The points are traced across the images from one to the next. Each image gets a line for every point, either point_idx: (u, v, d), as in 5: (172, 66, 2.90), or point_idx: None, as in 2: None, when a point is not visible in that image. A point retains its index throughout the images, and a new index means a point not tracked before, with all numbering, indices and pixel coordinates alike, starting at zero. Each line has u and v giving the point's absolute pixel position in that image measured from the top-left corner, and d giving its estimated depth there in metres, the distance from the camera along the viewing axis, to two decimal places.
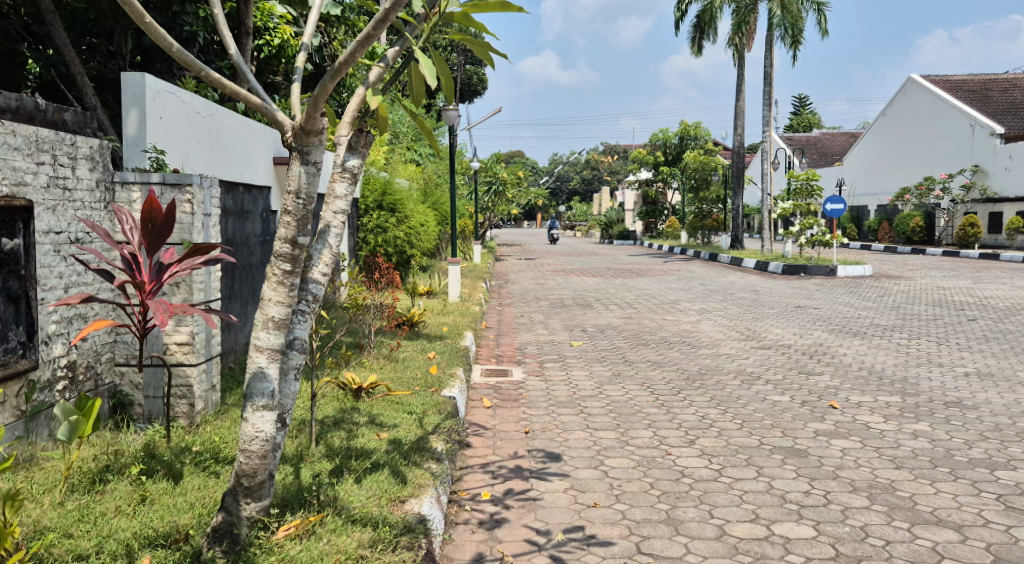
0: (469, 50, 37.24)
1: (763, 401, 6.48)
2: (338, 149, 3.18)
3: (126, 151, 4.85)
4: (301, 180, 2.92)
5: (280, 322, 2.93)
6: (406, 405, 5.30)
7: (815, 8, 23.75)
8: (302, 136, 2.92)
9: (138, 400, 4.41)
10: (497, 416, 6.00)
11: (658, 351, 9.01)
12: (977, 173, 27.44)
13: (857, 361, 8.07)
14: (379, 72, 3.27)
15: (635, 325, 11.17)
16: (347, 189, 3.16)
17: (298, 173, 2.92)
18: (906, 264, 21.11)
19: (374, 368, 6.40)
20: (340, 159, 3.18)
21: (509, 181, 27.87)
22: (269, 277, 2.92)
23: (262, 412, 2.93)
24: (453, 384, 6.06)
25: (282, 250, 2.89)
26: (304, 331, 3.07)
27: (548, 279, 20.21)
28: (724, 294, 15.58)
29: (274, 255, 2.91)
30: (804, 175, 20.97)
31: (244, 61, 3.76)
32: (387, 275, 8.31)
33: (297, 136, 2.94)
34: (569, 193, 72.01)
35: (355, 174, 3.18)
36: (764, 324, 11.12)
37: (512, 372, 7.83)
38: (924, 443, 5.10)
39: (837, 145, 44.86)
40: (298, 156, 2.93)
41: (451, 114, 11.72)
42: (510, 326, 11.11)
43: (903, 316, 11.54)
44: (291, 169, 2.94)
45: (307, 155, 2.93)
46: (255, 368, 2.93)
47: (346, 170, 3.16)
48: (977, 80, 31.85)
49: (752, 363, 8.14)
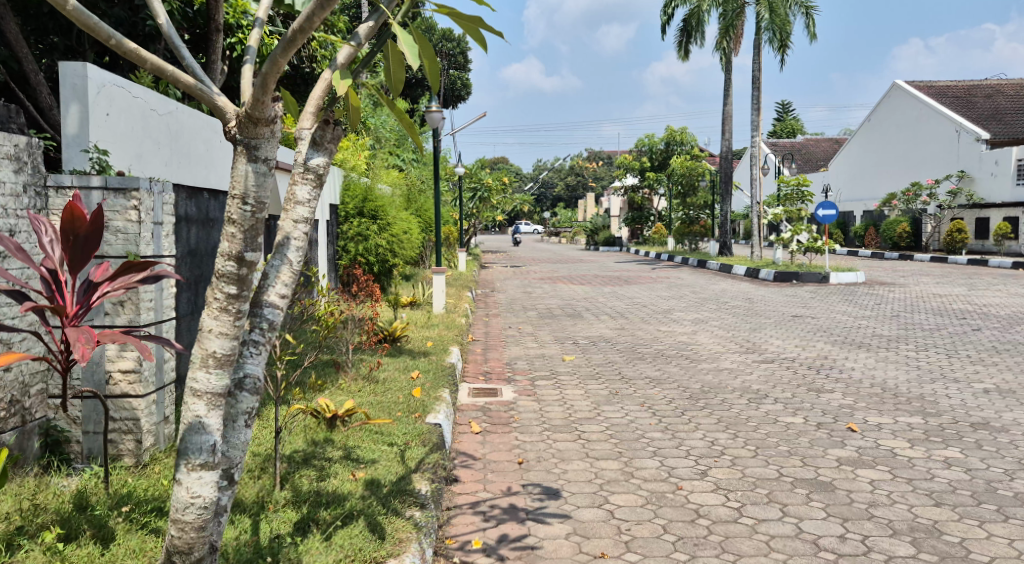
0: (452, 55, 36.76)
1: (774, 423, 5.95)
2: (300, 145, 2.64)
3: (65, 151, 4.36)
4: (248, 182, 2.44)
5: (223, 359, 2.46)
6: (387, 435, 4.78)
7: (803, 11, 23.39)
8: (248, 126, 2.43)
9: (76, 437, 3.90)
10: (487, 445, 5.47)
11: (654, 367, 8.47)
12: (963, 178, 27.15)
13: (868, 377, 7.56)
14: (349, 51, 2.72)
15: (628, 338, 10.65)
16: (310, 193, 2.63)
17: (245, 172, 2.44)
18: (897, 270, 20.69)
19: (352, 391, 5.86)
20: (302, 158, 2.64)
21: (494, 188, 27.36)
22: (210, 302, 2.46)
23: (199, 472, 2.46)
24: (439, 409, 5.54)
25: (225, 269, 2.44)
26: (257, 367, 2.56)
27: (535, 287, 19.70)
28: (717, 303, 15.08)
29: (217, 276, 2.44)
30: (794, 181, 20.57)
31: (168, 27, 2.94)
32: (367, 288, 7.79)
33: (241, 127, 2.44)
34: (553, 200, 71.64)
35: (320, 174, 2.63)
36: (762, 335, 10.62)
37: (502, 392, 7.28)
38: (961, 474, 4.59)
39: (822, 150, 44.66)
40: (244, 151, 2.44)
41: (434, 116, 11.17)
42: (498, 339, 10.56)
43: (905, 326, 11.05)
44: (236, 168, 2.45)
45: (256, 150, 2.44)
46: (192, 419, 2.45)
47: (309, 169, 2.61)
48: (962, 85, 31.63)
49: (756, 379, 7.63)
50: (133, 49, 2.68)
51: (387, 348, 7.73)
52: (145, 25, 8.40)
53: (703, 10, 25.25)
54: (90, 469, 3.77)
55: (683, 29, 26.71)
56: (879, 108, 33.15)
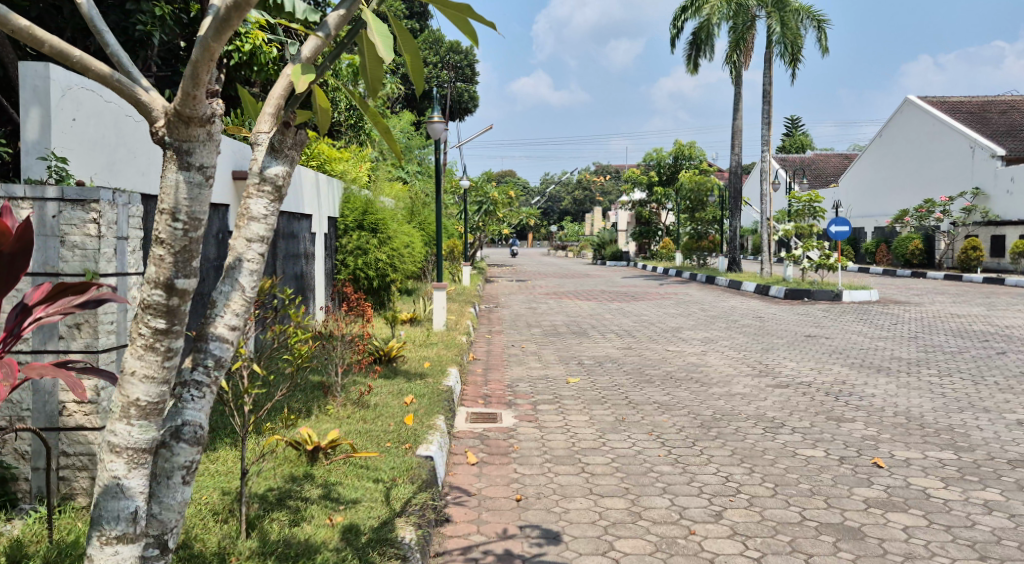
0: (460, 67, 36.53)
1: (793, 456, 5.53)
2: (257, 151, 2.62)
3: (23, 159, 4.00)
4: (179, 194, 2.43)
5: (149, 406, 2.49)
6: (373, 470, 4.43)
7: (815, 24, 23.02)
8: (181, 128, 2.42)
9: (25, 474, 3.63)
10: (483, 479, 5.10)
11: (663, 390, 8.07)
12: (977, 195, 26.69)
13: (890, 404, 7.13)
14: (317, 43, 2.39)
15: (635, 358, 10.24)
16: (265, 204, 2.61)
17: (175, 180, 2.44)
18: (911, 289, 20.22)
19: (340, 419, 5.51)
20: (259, 165, 2.63)
21: (500, 201, 27.00)
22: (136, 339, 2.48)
23: (114, 546, 2.49)
24: (431, 440, 5.17)
25: (154, 300, 2.46)
26: (199, 412, 2.58)
27: (540, 302, 19.30)
28: (727, 321, 14.66)
29: (145, 309, 2.47)
30: (807, 197, 20.14)
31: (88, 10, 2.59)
32: (360, 307, 7.44)
33: (173, 128, 2.43)
34: (561, 214, 71.40)
35: (275, 182, 2.62)
36: (775, 357, 10.20)
37: (501, 417, 6.90)
38: (1003, 521, 4.17)
39: (832, 166, 44.22)
40: (175, 155, 2.44)
41: (436, 127, 10.79)
42: (501, 358, 10.17)
43: (925, 348, 10.60)
44: (167, 174, 2.45)
45: (189, 156, 2.44)
46: (108, 482, 2.49)
47: (265, 178, 2.60)
48: (976, 101, 31.22)
49: (770, 405, 7.22)
50: (36, 35, 2.41)
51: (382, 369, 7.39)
52: (134, 31, 8.13)
53: (713, 23, 24.89)
54: (37, 510, 3.49)
55: (693, 42, 26.36)
56: (891, 123, 32.75)
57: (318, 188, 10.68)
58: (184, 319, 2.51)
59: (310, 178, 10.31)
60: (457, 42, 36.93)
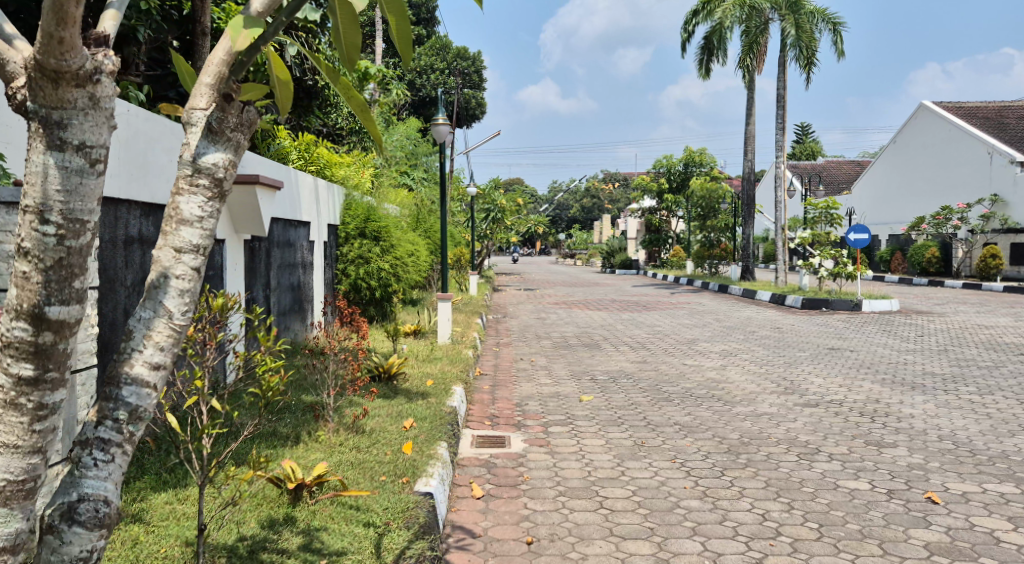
0: (467, 74, 36.06)
1: (835, 490, 4.98)
2: (193, 135, 2.54)
3: None
4: (55, 182, 2.29)
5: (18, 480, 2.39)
6: (364, 513, 3.89)
7: (831, 27, 22.41)
8: (54, 96, 2.27)
9: None
10: (489, 518, 4.57)
11: (684, 410, 7.51)
12: (996, 203, 26.05)
13: (932, 427, 6.56)
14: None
15: (650, 374, 9.67)
16: (197, 206, 2.51)
17: (42, 162, 2.29)
18: (931, 298, 19.58)
19: (332, 448, 4.98)
20: (192, 151, 2.53)
21: (508, 209, 26.40)
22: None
23: None
24: (431, 472, 4.64)
25: (24, 344, 2.33)
26: (103, 484, 2.47)
27: (549, 313, 18.72)
28: (744, 333, 14.07)
29: (15, 356, 2.34)
30: (823, 203, 19.52)
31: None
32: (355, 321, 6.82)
33: (46, 95, 2.27)
34: (568, 222, 70.86)
35: (212, 174, 2.53)
36: (800, 372, 9.61)
37: (510, 441, 6.36)
38: None
39: (844, 173, 43.59)
40: (52, 131, 2.29)
41: (442, 129, 10.23)
42: (509, 374, 9.61)
43: (959, 363, 10.00)
44: (34, 157, 2.30)
45: (67, 127, 2.30)
46: None
47: (201, 168, 2.51)
48: (993, 106, 30.61)
49: (800, 427, 6.65)
50: None
51: (381, 390, 6.84)
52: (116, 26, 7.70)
53: (725, 26, 24.31)
54: None
55: (704, 46, 25.82)
56: (907, 128, 32.11)
57: (317, 194, 10.16)
58: (57, 363, 2.39)
59: (310, 184, 9.77)
60: (465, 48, 36.52)
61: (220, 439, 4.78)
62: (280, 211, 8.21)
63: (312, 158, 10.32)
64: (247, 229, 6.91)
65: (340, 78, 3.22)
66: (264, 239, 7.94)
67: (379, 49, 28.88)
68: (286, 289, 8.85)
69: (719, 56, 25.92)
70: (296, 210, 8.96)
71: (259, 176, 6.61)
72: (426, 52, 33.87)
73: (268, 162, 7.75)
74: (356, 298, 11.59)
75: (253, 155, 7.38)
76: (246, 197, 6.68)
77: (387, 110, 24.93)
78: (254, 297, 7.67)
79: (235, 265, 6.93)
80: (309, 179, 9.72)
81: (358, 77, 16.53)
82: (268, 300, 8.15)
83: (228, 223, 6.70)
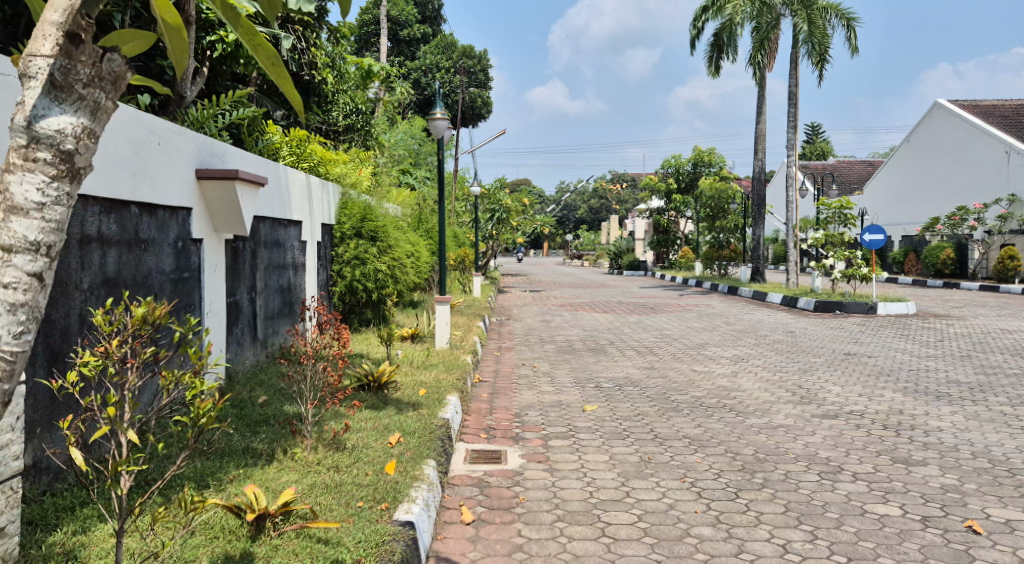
0: (472, 72, 35.63)
1: (863, 515, 4.53)
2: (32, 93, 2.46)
3: None
4: None
5: None
6: (334, 548, 3.45)
7: (844, 23, 21.90)
8: None
9: None
10: (480, 547, 4.14)
11: (694, 422, 7.03)
12: (1013, 203, 25.49)
13: (962, 443, 6.07)
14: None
15: (658, 382, 9.19)
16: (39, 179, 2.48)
17: None
18: (948, 301, 19.05)
19: (308, 469, 4.54)
20: (29, 112, 2.46)
21: (513, 209, 25.95)
22: None
23: None
24: (415, 496, 4.20)
25: None
26: None
27: (554, 315, 18.26)
28: (756, 337, 13.60)
29: None
30: (837, 203, 18.96)
31: None
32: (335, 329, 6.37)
33: None
34: (576, 222, 70.37)
35: (54, 141, 2.49)
36: (816, 379, 9.11)
37: (507, 456, 5.90)
38: None
39: (856, 173, 43.00)
40: None
41: (440, 124, 9.78)
42: (509, 381, 9.17)
43: (983, 370, 9.49)
44: None
45: None
46: None
47: (44, 134, 2.48)
48: (1009, 105, 30.04)
49: (819, 441, 6.16)
50: None
51: (364, 402, 6.42)
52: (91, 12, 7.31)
53: (736, 22, 23.79)
54: None
55: (714, 44, 25.30)
56: (920, 127, 31.56)
57: (310, 192, 9.70)
58: None
59: (302, 182, 9.31)
60: (470, 46, 36.09)
61: (180, 463, 4.26)
62: (265, 209, 7.76)
63: (304, 153, 9.89)
64: (228, 229, 6.45)
65: (250, 32, 3.08)
66: (249, 238, 7.50)
67: (383, 46, 28.45)
68: (274, 292, 8.41)
69: (729, 53, 25.43)
70: (285, 209, 8.52)
71: (238, 171, 6.15)
72: (431, 51, 33.44)
73: (252, 157, 7.31)
74: (351, 300, 11.14)
75: (235, 150, 6.92)
76: (225, 194, 6.22)
77: (390, 109, 24.51)
78: (238, 301, 7.22)
79: (215, 268, 6.47)
80: (301, 176, 9.26)
81: (357, 74, 16.08)
82: (254, 303, 7.70)
83: (205, 222, 6.24)
